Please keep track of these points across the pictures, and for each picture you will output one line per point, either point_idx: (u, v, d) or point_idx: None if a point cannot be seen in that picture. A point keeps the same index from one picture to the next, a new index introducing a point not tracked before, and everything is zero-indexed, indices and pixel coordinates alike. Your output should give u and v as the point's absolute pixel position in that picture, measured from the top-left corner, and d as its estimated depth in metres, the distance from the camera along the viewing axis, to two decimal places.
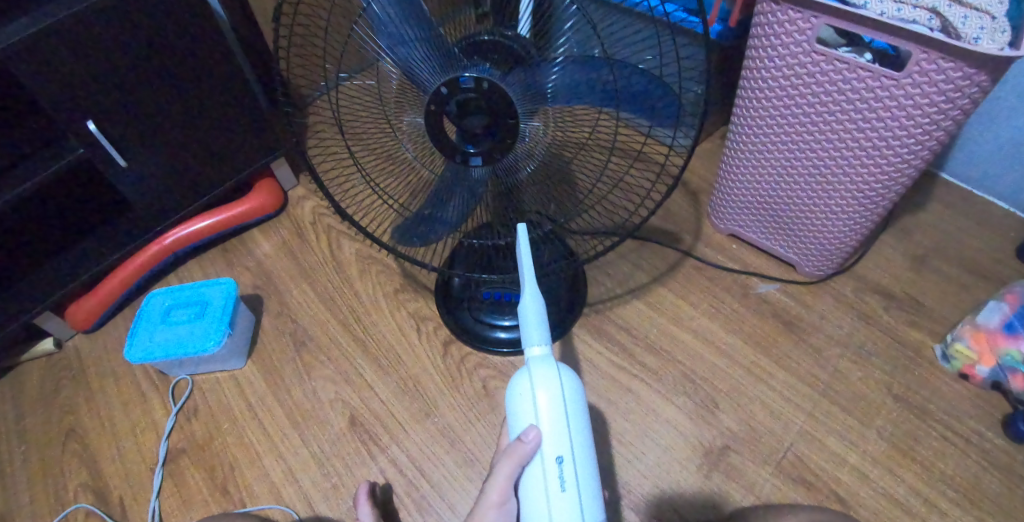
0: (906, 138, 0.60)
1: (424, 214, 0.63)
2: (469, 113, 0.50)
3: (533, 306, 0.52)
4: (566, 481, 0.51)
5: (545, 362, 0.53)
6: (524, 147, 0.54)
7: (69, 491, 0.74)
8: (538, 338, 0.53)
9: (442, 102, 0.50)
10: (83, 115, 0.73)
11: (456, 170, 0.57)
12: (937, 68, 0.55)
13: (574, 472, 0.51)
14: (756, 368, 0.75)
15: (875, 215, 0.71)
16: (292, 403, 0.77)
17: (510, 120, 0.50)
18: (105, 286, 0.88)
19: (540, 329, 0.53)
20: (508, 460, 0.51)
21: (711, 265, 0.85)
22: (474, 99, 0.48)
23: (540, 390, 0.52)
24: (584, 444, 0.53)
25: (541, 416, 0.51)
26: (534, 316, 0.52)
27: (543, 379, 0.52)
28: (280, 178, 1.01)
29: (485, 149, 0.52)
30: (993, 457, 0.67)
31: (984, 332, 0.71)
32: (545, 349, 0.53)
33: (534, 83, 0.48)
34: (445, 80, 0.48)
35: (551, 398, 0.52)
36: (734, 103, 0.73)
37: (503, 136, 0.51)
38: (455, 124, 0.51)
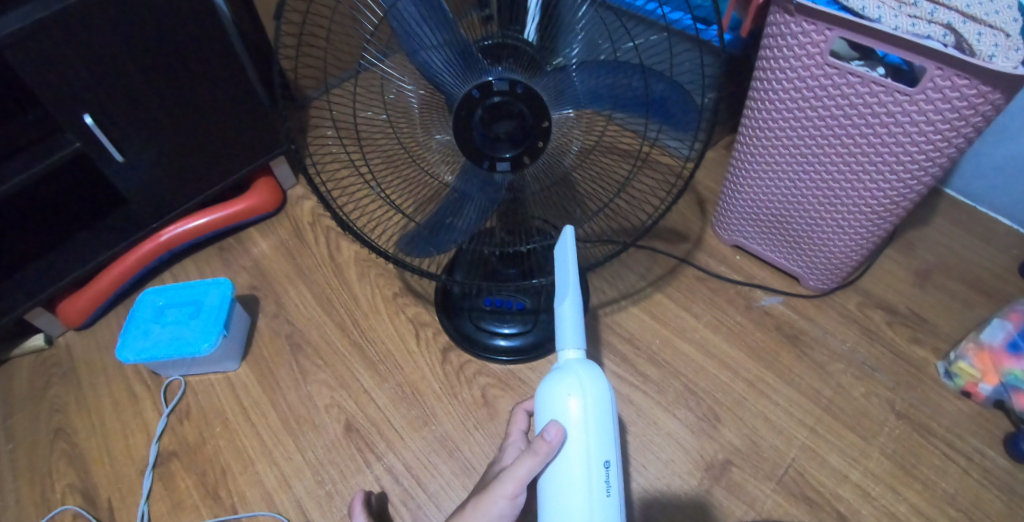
0: (917, 154, 0.60)
1: (442, 222, 0.60)
2: (498, 119, 0.48)
3: (572, 306, 0.50)
4: (611, 486, 0.49)
5: (584, 365, 0.51)
6: (556, 138, 0.52)
7: (56, 493, 0.73)
8: (574, 341, 0.51)
9: (472, 106, 0.48)
10: (81, 108, 0.71)
11: (484, 177, 0.54)
12: (951, 84, 0.54)
13: (616, 476, 0.50)
14: (758, 382, 0.74)
15: (881, 230, 0.70)
16: (286, 407, 0.76)
17: (543, 122, 0.49)
18: (98, 283, 0.86)
19: (579, 332, 0.51)
20: (533, 455, 0.47)
21: (713, 276, 0.84)
22: (507, 103, 0.47)
23: (585, 392, 0.49)
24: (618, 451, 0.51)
25: (586, 421, 0.49)
26: (573, 317, 0.50)
27: (587, 381, 0.50)
28: (279, 176, 1.00)
29: (517, 153, 0.51)
30: (996, 476, 0.67)
31: (987, 351, 0.70)
32: (580, 353, 0.52)
33: (552, 88, 0.48)
34: (476, 84, 0.47)
35: (598, 401, 0.49)
36: (743, 114, 0.73)
37: (532, 139, 0.50)
38: (480, 131, 0.49)
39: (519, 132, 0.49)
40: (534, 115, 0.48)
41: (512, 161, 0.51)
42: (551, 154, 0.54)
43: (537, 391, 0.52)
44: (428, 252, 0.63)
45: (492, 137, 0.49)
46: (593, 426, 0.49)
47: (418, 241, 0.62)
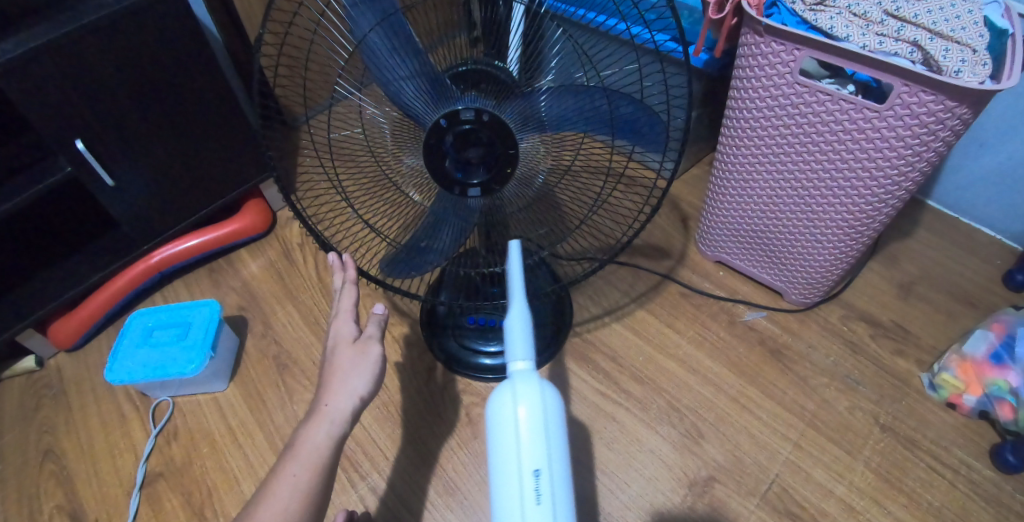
0: (890, 169, 0.61)
1: (419, 245, 0.59)
2: (468, 144, 0.49)
3: (518, 314, 0.46)
4: (542, 496, 0.42)
5: (527, 372, 0.45)
6: (524, 166, 0.54)
7: (43, 514, 0.73)
8: (522, 351, 0.46)
9: (441, 134, 0.49)
10: (72, 133, 0.72)
11: (456, 199, 0.55)
12: (918, 100, 0.55)
13: (555, 488, 0.43)
14: (742, 397, 0.75)
15: (859, 243, 0.71)
16: (273, 427, 0.76)
17: (511, 149, 0.50)
18: (88, 305, 0.87)
19: (524, 337, 0.46)
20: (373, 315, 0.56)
21: (697, 292, 0.85)
22: (474, 131, 0.48)
23: (522, 403, 0.43)
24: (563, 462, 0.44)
25: (521, 430, 0.43)
26: (519, 323, 0.46)
27: (523, 387, 0.44)
28: (269, 198, 1.01)
29: (484, 179, 0.52)
30: (982, 488, 0.67)
31: (970, 362, 0.71)
32: (529, 363, 0.46)
33: (526, 111, 0.49)
34: (444, 113, 0.48)
35: (532, 411, 0.43)
36: (720, 132, 0.74)
37: (502, 164, 0.51)
38: (451, 156, 0.50)
39: (491, 159, 0.50)
40: (502, 143, 0.49)
41: (482, 186, 0.52)
42: (522, 178, 0.55)
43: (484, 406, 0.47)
44: (409, 275, 0.62)
45: (464, 161, 0.50)
46: (524, 437, 0.43)
47: (399, 263, 0.60)
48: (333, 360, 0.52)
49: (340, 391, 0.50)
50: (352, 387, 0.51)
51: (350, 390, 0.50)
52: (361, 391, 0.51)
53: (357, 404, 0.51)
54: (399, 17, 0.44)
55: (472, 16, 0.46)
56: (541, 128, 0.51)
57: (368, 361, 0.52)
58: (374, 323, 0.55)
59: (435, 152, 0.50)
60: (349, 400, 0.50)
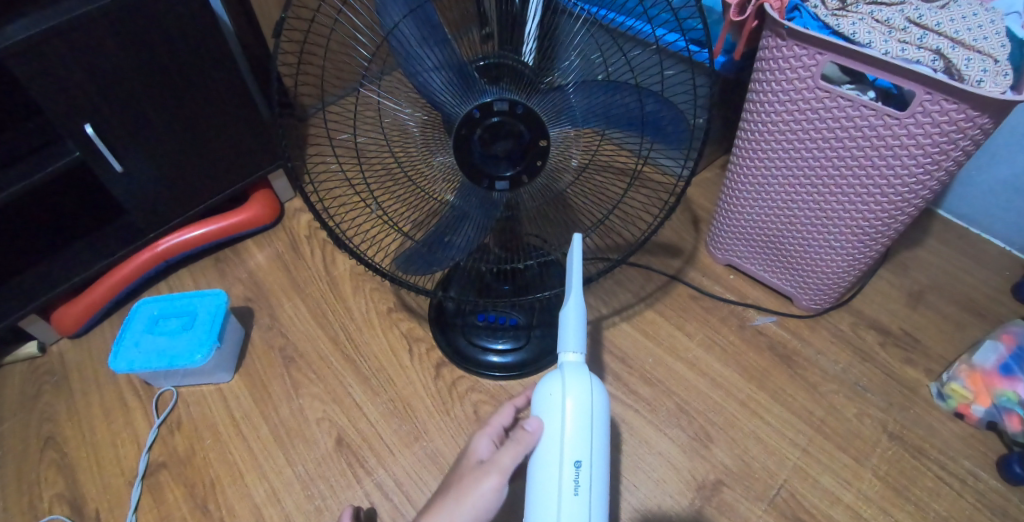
0: (908, 178, 0.60)
1: (442, 239, 0.58)
2: (496, 138, 0.48)
3: (575, 310, 0.51)
4: (580, 486, 0.48)
5: (578, 369, 0.51)
6: (555, 157, 0.52)
7: (44, 502, 0.72)
8: (574, 344, 0.52)
9: (473, 126, 0.47)
10: (82, 119, 0.72)
11: (482, 193, 0.53)
12: (940, 108, 0.54)
13: (591, 480, 0.48)
14: (751, 402, 0.74)
15: (873, 251, 0.70)
16: (278, 420, 0.76)
17: (541, 141, 0.48)
18: (93, 292, 0.86)
19: (578, 335, 0.52)
20: (516, 445, 0.49)
21: (707, 295, 0.84)
22: (506, 123, 0.47)
23: (570, 395, 0.50)
24: (602, 456, 0.50)
25: (568, 417, 0.49)
26: (574, 321, 0.51)
27: (573, 383, 0.50)
28: (278, 189, 1.00)
29: (517, 171, 0.50)
30: (989, 499, 0.67)
31: (979, 372, 0.71)
32: (580, 358, 0.53)
33: (552, 108, 0.48)
34: (477, 103, 0.46)
35: (579, 403, 0.50)
36: (736, 135, 0.73)
37: (531, 158, 0.49)
38: (479, 150, 0.48)
39: (518, 152, 0.49)
40: (533, 136, 0.47)
41: (511, 179, 0.50)
42: (549, 173, 0.54)
43: (532, 391, 0.53)
44: (428, 271, 0.61)
45: (490, 156, 0.49)
46: (570, 425, 0.49)
47: (417, 259, 0.60)
48: (455, 485, 0.48)
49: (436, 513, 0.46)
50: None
51: (446, 515, 0.46)
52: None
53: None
54: (425, 6, 0.43)
55: (485, 13, 0.45)
56: (565, 125, 0.49)
57: (476, 495, 0.46)
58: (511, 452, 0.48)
59: (464, 146, 0.48)
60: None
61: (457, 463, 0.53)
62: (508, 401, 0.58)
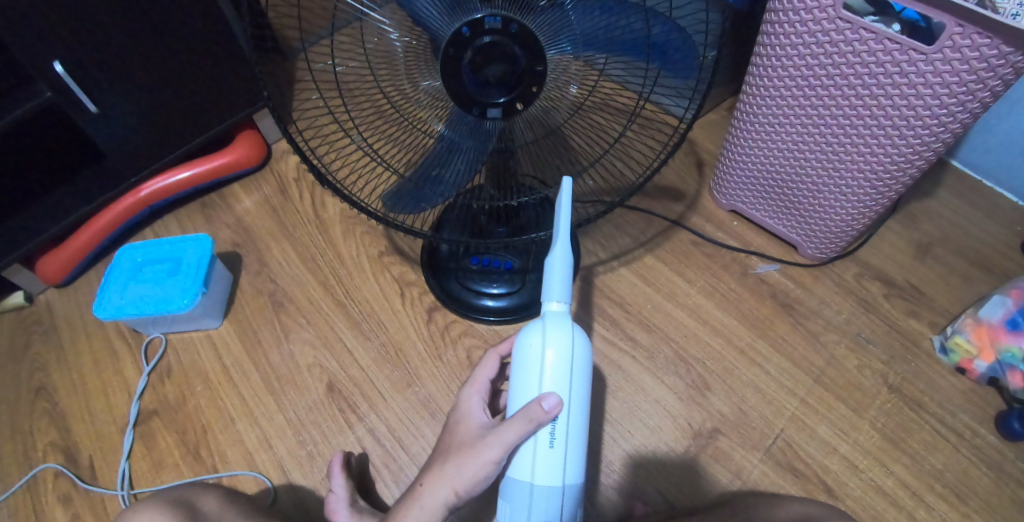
0: (929, 120, 0.56)
1: (430, 174, 0.55)
2: (489, 62, 0.42)
3: (562, 259, 0.48)
4: (555, 440, 0.49)
5: (560, 319, 0.50)
6: (551, 85, 0.48)
7: (37, 451, 0.72)
8: (559, 294, 0.50)
9: (462, 48, 0.42)
10: (48, 55, 0.68)
11: (473, 123, 0.49)
12: (970, 44, 0.49)
13: (565, 431, 0.50)
14: (750, 350, 0.73)
15: (885, 197, 0.67)
16: (268, 366, 0.74)
17: (539, 65, 0.43)
18: (77, 239, 0.84)
19: (563, 285, 0.50)
20: (527, 421, 0.47)
21: (710, 241, 0.82)
22: (500, 44, 0.41)
23: (549, 346, 0.50)
24: (579, 409, 0.51)
25: (551, 369, 0.50)
26: (560, 270, 0.49)
27: (555, 335, 0.50)
28: (263, 129, 0.96)
29: (511, 99, 0.45)
30: (985, 454, 0.66)
31: (985, 326, 0.68)
32: (563, 306, 0.51)
33: (551, 30, 0.43)
34: (466, 20, 0.41)
35: (559, 354, 0.50)
36: (748, 72, 0.68)
37: (525, 84, 0.44)
38: (469, 76, 0.44)
39: (514, 78, 0.44)
40: (529, 60, 0.42)
41: (504, 107, 0.46)
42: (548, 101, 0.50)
43: (516, 334, 0.53)
44: (417, 209, 0.58)
45: (483, 82, 0.44)
46: (550, 378, 0.50)
47: (406, 196, 0.56)
48: (457, 447, 0.50)
49: (437, 478, 0.48)
50: (449, 480, 0.47)
51: (447, 480, 0.48)
52: (458, 486, 0.47)
53: (451, 498, 0.48)
54: None
55: None
56: (563, 47, 0.44)
57: (475, 462, 0.47)
58: (518, 428, 0.47)
59: (453, 71, 0.43)
60: (442, 490, 0.47)
61: (452, 424, 0.54)
62: (492, 352, 0.58)
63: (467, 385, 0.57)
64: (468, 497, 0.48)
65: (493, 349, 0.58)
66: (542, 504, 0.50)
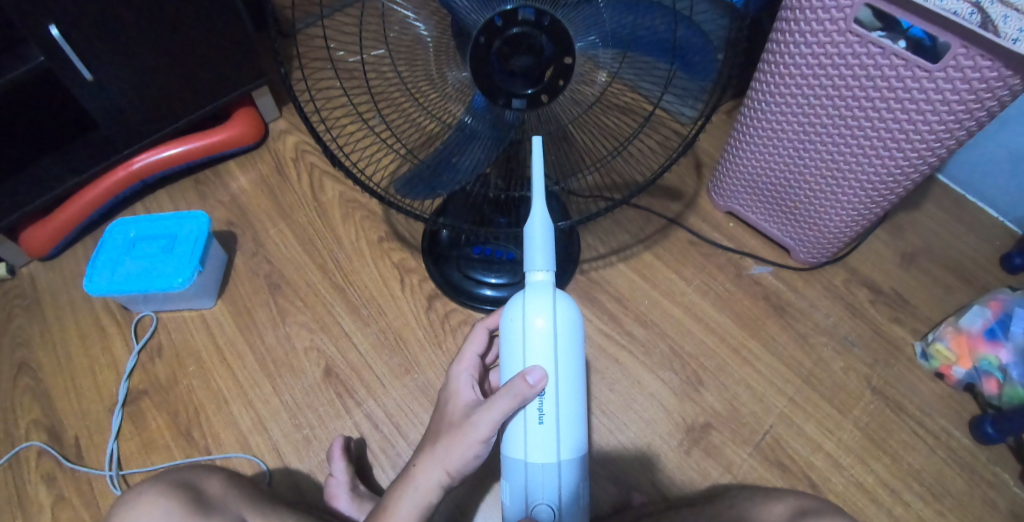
0: (927, 135, 0.58)
1: (447, 160, 0.55)
2: (516, 52, 0.43)
3: (541, 225, 0.47)
4: (545, 416, 0.49)
5: (544, 289, 0.49)
6: (576, 81, 0.48)
7: (20, 428, 0.70)
8: (542, 263, 0.48)
9: (494, 36, 0.42)
10: (44, 18, 0.66)
11: (495, 112, 0.49)
12: (973, 64, 0.51)
13: (556, 404, 0.49)
14: (742, 349, 0.75)
15: (878, 207, 0.69)
16: (264, 349, 0.74)
17: (566, 59, 0.44)
18: (65, 212, 0.82)
19: (545, 253, 0.48)
20: (510, 398, 0.46)
21: (706, 241, 0.84)
22: (530, 36, 0.42)
23: (535, 319, 0.48)
24: (573, 379, 0.50)
25: (539, 341, 0.48)
26: (541, 237, 0.47)
27: (541, 307, 0.48)
28: (262, 107, 0.94)
29: (536, 91, 0.46)
30: (959, 455, 0.68)
31: (965, 335, 0.71)
32: (548, 275, 0.49)
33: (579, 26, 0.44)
34: (498, 10, 0.41)
35: (546, 325, 0.48)
36: (754, 78, 0.69)
37: (552, 77, 0.45)
38: (498, 66, 0.44)
39: (539, 70, 0.44)
40: (558, 52, 0.43)
41: (529, 99, 0.46)
42: (570, 98, 0.50)
43: (502, 312, 0.52)
44: (431, 195, 0.61)
45: (510, 72, 0.44)
46: (537, 350, 0.48)
47: (421, 181, 0.58)
48: (447, 426, 0.50)
49: (428, 460, 0.49)
50: (440, 461, 0.48)
51: (439, 462, 0.49)
52: (449, 466, 0.48)
53: (444, 479, 0.49)
54: None
55: None
56: (591, 42, 0.45)
57: (463, 442, 0.48)
58: (502, 405, 0.46)
59: (480, 58, 0.44)
60: (435, 472, 0.49)
61: (444, 402, 0.54)
62: (480, 326, 0.58)
63: (456, 362, 0.58)
64: (460, 475, 0.50)
65: (480, 324, 0.59)
66: (539, 482, 0.49)
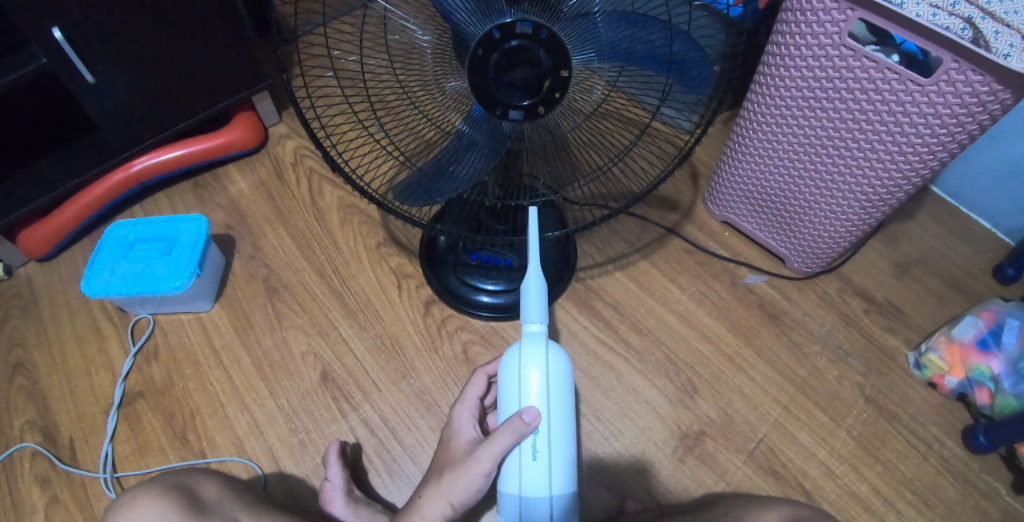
0: (920, 147, 0.58)
1: (444, 168, 0.56)
2: (514, 65, 0.43)
3: (536, 280, 0.51)
4: (538, 453, 0.49)
5: (539, 339, 0.51)
6: (573, 93, 0.49)
7: (14, 429, 0.70)
8: (537, 315, 0.51)
9: (491, 48, 0.43)
10: (47, 21, 0.66)
11: (492, 122, 0.50)
12: (964, 79, 0.51)
13: (550, 445, 0.50)
14: (737, 357, 0.76)
15: (872, 217, 0.70)
16: (261, 353, 0.74)
17: (563, 72, 0.44)
18: (63, 213, 0.82)
19: (540, 306, 0.51)
20: (508, 435, 0.47)
21: (701, 250, 0.84)
22: (528, 49, 0.42)
23: (531, 365, 0.50)
24: (565, 423, 0.51)
25: (534, 387, 0.50)
26: (536, 291, 0.51)
27: (536, 354, 0.51)
28: (261, 112, 0.95)
29: (532, 103, 0.46)
30: (951, 465, 0.69)
31: (958, 345, 0.72)
32: (542, 326, 0.52)
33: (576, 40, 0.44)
34: (497, 23, 0.42)
35: (540, 372, 0.50)
36: (750, 89, 0.70)
37: (549, 89, 0.45)
38: (495, 78, 0.45)
39: (536, 82, 0.45)
40: (554, 65, 0.43)
41: (525, 110, 0.47)
42: (567, 109, 0.50)
43: (500, 360, 0.54)
44: (426, 203, 0.60)
45: (507, 83, 0.45)
46: (533, 394, 0.50)
47: (419, 188, 0.58)
48: (450, 463, 0.52)
49: (433, 492, 0.50)
50: (444, 494, 0.49)
51: (442, 494, 0.49)
52: (453, 498, 0.49)
53: (449, 511, 0.50)
54: None
55: None
56: (588, 56, 0.45)
57: (466, 476, 0.49)
58: (502, 442, 0.48)
59: (478, 70, 0.44)
60: (439, 505, 0.49)
61: (446, 441, 0.56)
62: (480, 371, 0.59)
63: (457, 404, 0.59)
64: (463, 510, 0.50)
65: (481, 368, 0.60)
66: (533, 517, 0.49)
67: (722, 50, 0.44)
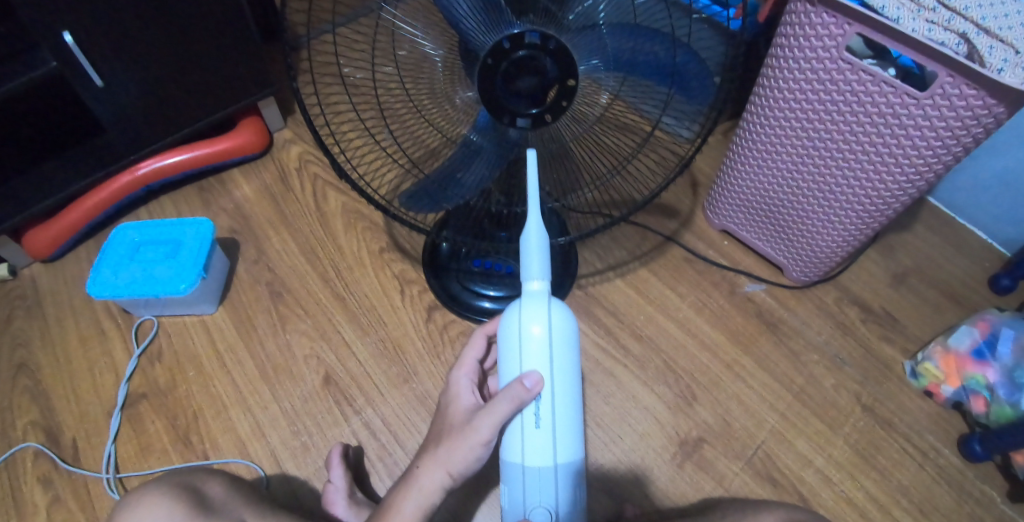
0: (916, 159, 0.59)
1: (450, 175, 0.57)
2: (522, 74, 0.45)
3: (537, 234, 0.48)
4: (541, 421, 0.49)
5: (541, 297, 0.49)
6: (578, 102, 0.50)
7: (18, 429, 0.70)
8: (538, 271, 0.49)
9: (500, 58, 0.44)
10: (58, 25, 0.67)
11: (498, 130, 0.51)
12: (959, 93, 0.53)
13: (552, 409, 0.50)
14: (735, 365, 0.76)
15: (869, 227, 0.71)
16: (264, 356, 0.75)
17: (569, 81, 0.45)
18: (70, 215, 0.83)
19: (541, 261, 0.49)
20: (509, 401, 0.47)
21: (700, 258, 0.85)
22: (535, 59, 0.44)
23: (533, 325, 0.49)
24: (568, 381, 0.51)
25: (536, 348, 0.49)
26: (537, 246, 0.48)
27: (537, 314, 0.49)
28: (267, 117, 0.96)
29: (539, 111, 0.47)
30: (947, 473, 0.70)
31: (953, 355, 0.73)
32: (544, 284, 0.50)
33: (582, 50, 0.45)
34: (505, 34, 0.43)
35: (543, 331, 0.49)
36: (750, 100, 0.71)
37: (555, 98, 0.46)
38: (503, 87, 0.46)
39: (542, 91, 0.46)
40: (561, 74, 0.45)
41: (532, 118, 0.48)
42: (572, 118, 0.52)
43: (499, 317, 0.52)
44: (430, 210, 0.60)
45: (514, 92, 0.46)
46: (534, 354, 0.49)
47: (424, 196, 0.59)
48: (449, 428, 0.51)
49: (431, 461, 0.50)
50: (443, 463, 0.49)
51: (441, 463, 0.49)
52: (452, 468, 0.49)
53: (448, 480, 0.49)
54: None
55: None
56: (593, 65, 0.47)
57: (465, 444, 0.48)
58: (502, 404, 0.47)
59: (487, 79, 0.45)
60: (438, 474, 0.49)
61: (444, 407, 0.56)
62: (479, 332, 0.60)
63: (456, 368, 0.59)
64: (462, 477, 0.50)
65: (480, 330, 0.60)
66: (536, 486, 0.51)
67: (722, 61, 0.45)
